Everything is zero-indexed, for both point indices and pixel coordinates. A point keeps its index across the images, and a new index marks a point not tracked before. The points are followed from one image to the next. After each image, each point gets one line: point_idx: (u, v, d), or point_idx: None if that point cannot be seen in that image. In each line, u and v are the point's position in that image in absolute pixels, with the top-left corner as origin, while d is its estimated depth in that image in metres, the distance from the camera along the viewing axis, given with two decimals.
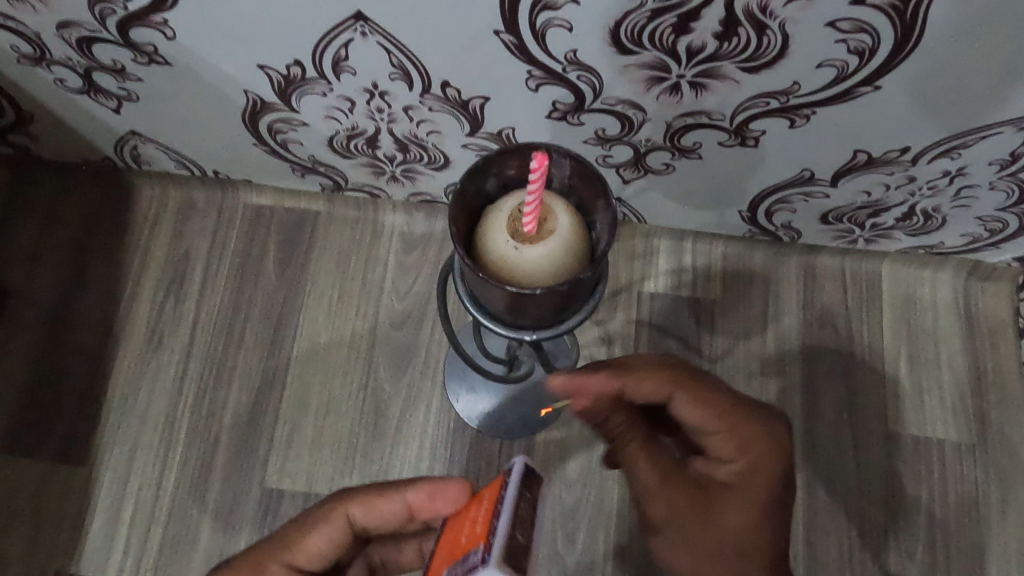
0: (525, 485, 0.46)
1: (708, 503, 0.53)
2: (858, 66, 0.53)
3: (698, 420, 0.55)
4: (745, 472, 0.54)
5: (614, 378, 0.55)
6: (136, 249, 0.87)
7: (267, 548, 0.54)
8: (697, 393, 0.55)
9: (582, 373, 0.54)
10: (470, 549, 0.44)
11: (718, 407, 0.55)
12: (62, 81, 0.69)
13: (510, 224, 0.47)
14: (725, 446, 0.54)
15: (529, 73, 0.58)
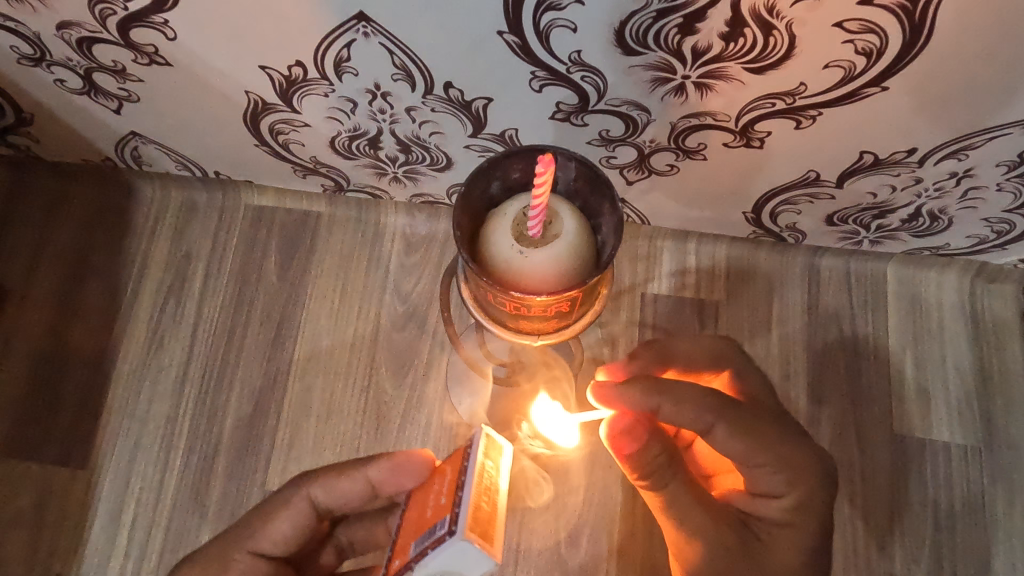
0: (487, 456, 0.48)
1: (759, 552, 0.58)
2: (865, 67, 0.52)
3: (743, 450, 0.58)
4: (796, 517, 0.59)
5: (653, 395, 0.58)
6: (137, 251, 0.87)
7: (232, 536, 0.57)
8: (737, 420, 0.58)
9: (627, 390, 0.58)
10: (436, 521, 0.45)
11: (763, 439, 0.58)
12: (63, 82, 0.69)
13: (515, 227, 0.46)
14: (777, 483, 0.58)
15: (532, 74, 0.57)
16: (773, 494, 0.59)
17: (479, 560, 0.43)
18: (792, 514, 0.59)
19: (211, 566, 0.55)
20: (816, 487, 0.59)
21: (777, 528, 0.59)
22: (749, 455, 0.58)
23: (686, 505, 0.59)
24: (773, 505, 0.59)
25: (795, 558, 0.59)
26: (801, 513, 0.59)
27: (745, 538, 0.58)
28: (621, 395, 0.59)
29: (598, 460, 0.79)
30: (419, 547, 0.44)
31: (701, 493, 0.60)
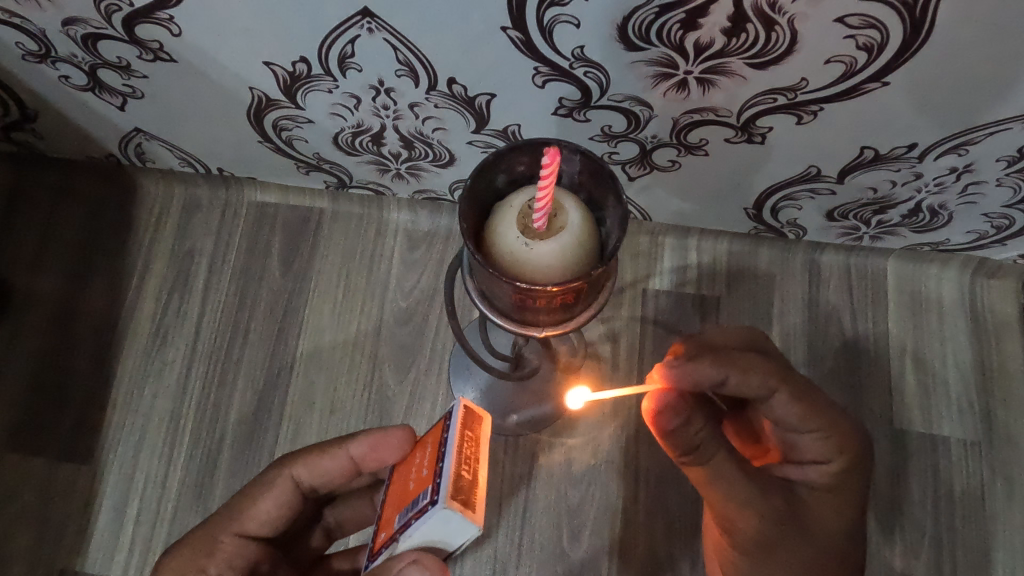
0: (467, 427, 0.46)
1: (799, 511, 0.58)
2: (866, 62, 0.52)
3: (799, 418, 0.58)
4: (838, 480, 0.59)
5: (719, 367, 0.55)
6: (140, 247, 0.87)
7: (215, 521, 0.54)
8: (798, 390, 0.57)
9: (689, 364, 0.54)
10: (419, 493, 0.44)
11: (818, 408, 0.58)
12: (67, 78, 0.69)
13: (520, 220, 0.47)
14: (827, 448, 0.58)
15: (536, 70, 0.58)
16: (819, 459, 0.59)
17: (464, 528, 0.43)
18: (837, 478, 0.59)
19: (196, 551, 0.52)
20: (857, 448, 0.59)
21: (816, 491, 0.59)
22: (804, 421, 0.58)
23: (733, 479, 0.56)
24: (819, 470, 0.59)
25: (837, 519, 0.60)
26: (843, 475, 0.59)
27: (789, 501, 0.58)
28: (684, 372, 0.55)
29: (600, 454, 0.80)
30: (404, 519, 0.44)
31: (748, 467, 0.57)
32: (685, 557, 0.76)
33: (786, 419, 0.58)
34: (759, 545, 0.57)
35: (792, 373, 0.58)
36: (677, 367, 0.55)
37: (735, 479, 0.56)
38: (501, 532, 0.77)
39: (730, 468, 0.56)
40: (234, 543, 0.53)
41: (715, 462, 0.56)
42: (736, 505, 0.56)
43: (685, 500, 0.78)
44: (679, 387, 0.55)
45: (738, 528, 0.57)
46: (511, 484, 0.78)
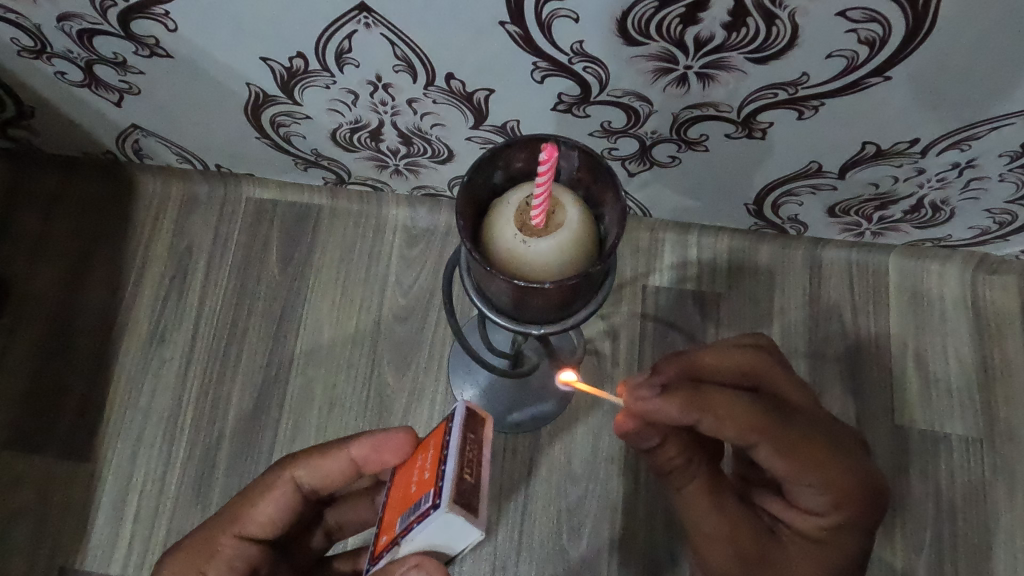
0: (470, 430, 0.45)
1: (776, 556, 0.54)
2: (868, 56, 0.52)
3: (786, 471, 0.51)
4: (827, 533, 0.53)
5: (689, 412, 0.50)
6: (138, 244, 0.87)
7: (214, 524, 0.54)
8: (782, 443, 0.51)
9: (657, 403, 0.50)
10: (420, 496, 0.44)
11: (810, 461, 0.51)
12: (63, 74, 0.69)
13: (518, 216, 0.46)
14: (820, 504, 0.52)
15: (534, 65, 0.57)
16: (812, 510, 0.53)
17: (466, 530, 0.42)
18: (827, 531, 0.53)
19: (197, 553, 0.52)
20: (858, 502, 0.53)
21: (801, 540, 0.54)
22: (791, 474, 0.51)
23: (703, 512, 0.55)
24: (808, 520, 0.54)
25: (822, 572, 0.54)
26: (836, 528, 0.53)
27: (766, 544, 0.54)
28: (650, 410, 0.50)
29: (600, 451, 0.80)
30: (405, 523, 0.44)
31: (724, 502, 0.55)
32: (685, 555, 0.76)
33: (771, 469, 0.52)
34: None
35: (783, 420, 0.51)
36: (644, 403, 0.50)
37: (708, 512, 0.54)
38: (501, 530, 0.76)
39: (704, 499, 0.55)
40: (234, 545, 0.53)
41: (688, 491, 0.55)
42: (706, 539, 0.55)
43: None
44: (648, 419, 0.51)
45: (707, 562, 0.55)
46: (511, 482, 0.78)
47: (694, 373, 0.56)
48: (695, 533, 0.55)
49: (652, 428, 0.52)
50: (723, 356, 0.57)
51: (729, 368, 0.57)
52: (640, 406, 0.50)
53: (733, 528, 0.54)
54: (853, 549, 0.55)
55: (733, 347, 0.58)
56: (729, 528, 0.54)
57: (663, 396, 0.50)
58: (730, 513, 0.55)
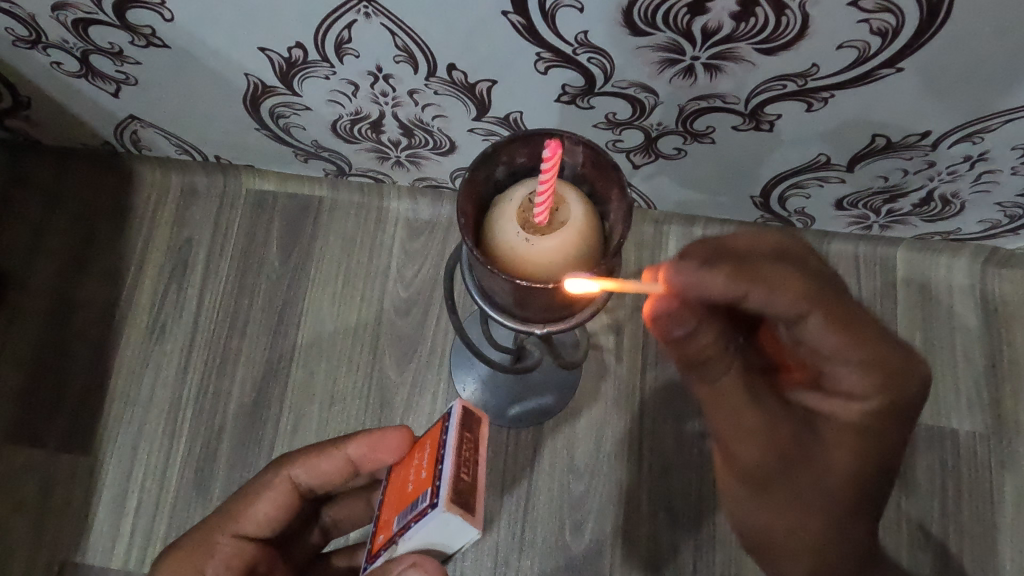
0: (467, 429, 0.45)
1: (812, 447, 0.49)
2: (880, 47, 0.51)
3: (832, 350, 0.46)
4: (872, 424, 0.47)
5: (734, 285, 0.44)
6: (137, 236, 0.86)
7: (211, 524, 0.54)
8: (835, 312, 0.45)
9: (700, 274, 0.44)
10: (417, 496, 0.43)
11: (860, 338, 0.46)
12: (59, 65, 0.68)
13: (520, 214, 0.46)
14: (866, 385, 0.46)
15: (538, 56, 0.56)
16: (852, 395, 0.47)
17: (464, 529, 0.42)
18: (872, 423, 0.47)
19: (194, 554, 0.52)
20: (907, 391, 0.47)
21: (841, 431, 0.48)
22: (839, 352, 0.46)
23: (739, 406, 0.49)
24: (851, 410, 0.48)
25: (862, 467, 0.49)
26: (882, 418, 0.47)
27: (801, 436, 0.49)
28: (690, 283, 0.45)
29: (603, 445, 0.79)
30: (402, 522, 0.43)
31: (760, 396, 0.49)
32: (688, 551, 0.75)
33: (817, 346, 0.46)
34: (759, 479, 0.50)
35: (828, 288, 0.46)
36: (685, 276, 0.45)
37: (742, 405, 0.49)
38: (503, 526, 0.76)
39: (740, 396, 0.49)
40: (232, 544, 0.52)
41: (725, 383, 0.49)
42: (741, 433, 0.49)
43: (688, 493, 0.78)
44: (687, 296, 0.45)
45: (737, 460, 0.50)
46: (513, 478, 0.78)
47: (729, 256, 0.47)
48: (727, 430, 0.49)
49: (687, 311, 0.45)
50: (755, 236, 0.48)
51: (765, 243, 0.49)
52: (676, 278, 0.45)
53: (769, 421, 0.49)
54: (896, 441, 0.49)
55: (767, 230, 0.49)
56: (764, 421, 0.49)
57: (706, 267, 0.45)
58: (766, 406, 0.49)
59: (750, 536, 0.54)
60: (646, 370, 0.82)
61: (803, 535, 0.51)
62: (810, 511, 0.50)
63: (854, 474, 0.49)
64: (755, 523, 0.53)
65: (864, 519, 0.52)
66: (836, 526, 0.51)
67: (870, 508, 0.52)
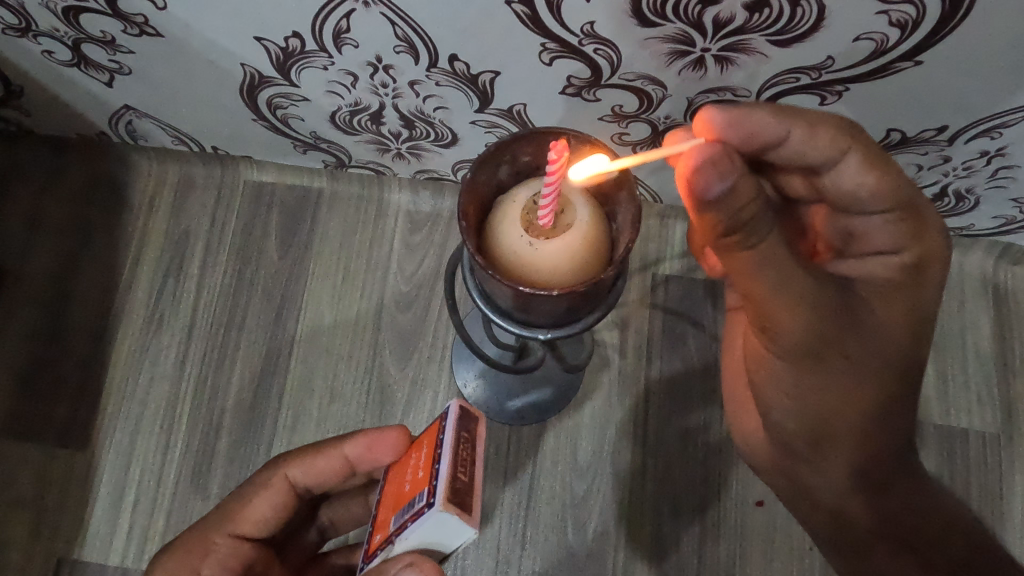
0: (464, 427, 0.43)
1: (856, 309, 0.50)
2: (899, 40, 0.49)
3: (868, 195, 0.49)
4: (905, 275, 0.51)
5: (781, 119, 0.47)
6: (134, 227, 0.85)
7: (206, 525, 0.53)
8: (873, 154, 0.48)
9: (745, 109, 0.47)
10: (414, 495, 0.42)
11: (897, 182, 0.49)
12: (51, 54, 0.66)
13: (525, 216, 0.44)
14: (898, 233, 0.50)
15: (542, 47, 0.54)
16: (886, 249, 0.51)
17: (462, 529, 0.41)
18: (904, 275, 0.51)
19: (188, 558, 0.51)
20: (933, 241, 0.51)
21: (877, 288, 0.51)
22: (876, 196, 0.49)
23: (787, 266, 0.45)
24: (884, 264, 0.51)
25: (901, 327, 0.52)
26: (912, 269, 0.51)
27: (848, 298, 0.50)
28: (738, 117, 0.47)
29: (606, 443, 0.78)
30: (399, 522, 0.42)
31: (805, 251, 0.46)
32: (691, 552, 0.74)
33: (855, 192, 0.49)
34: (808, 355, 0.48)
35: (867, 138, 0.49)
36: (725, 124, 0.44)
37: (790, 269, 0.45)
38: (504, 525, 0.75)
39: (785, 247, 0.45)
40: (229, 543, 0.51)
41: (770, 243, 0.44)
42: (790, 302, 0.46)
43: (692, 492, 0.77)
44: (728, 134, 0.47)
45: (788, 334, 0.47)
46: (514, 476, 0.77)
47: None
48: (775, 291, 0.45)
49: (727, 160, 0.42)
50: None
51: None
52: (721, 115, 0.47)
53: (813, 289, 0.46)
54: (926, 299, 0.52)
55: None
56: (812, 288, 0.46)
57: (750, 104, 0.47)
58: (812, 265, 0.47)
59: (793, 428, 0.54)
60: (651, 367, 0.81)
61: (851, 411, 0.52)
62: (855, 384, 0.51)
63: (895, 331, 0.51)
64: (804, 410, 0.52)
65: (902, 395, 0.54)
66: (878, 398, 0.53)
67: (903, 382, 0.54)
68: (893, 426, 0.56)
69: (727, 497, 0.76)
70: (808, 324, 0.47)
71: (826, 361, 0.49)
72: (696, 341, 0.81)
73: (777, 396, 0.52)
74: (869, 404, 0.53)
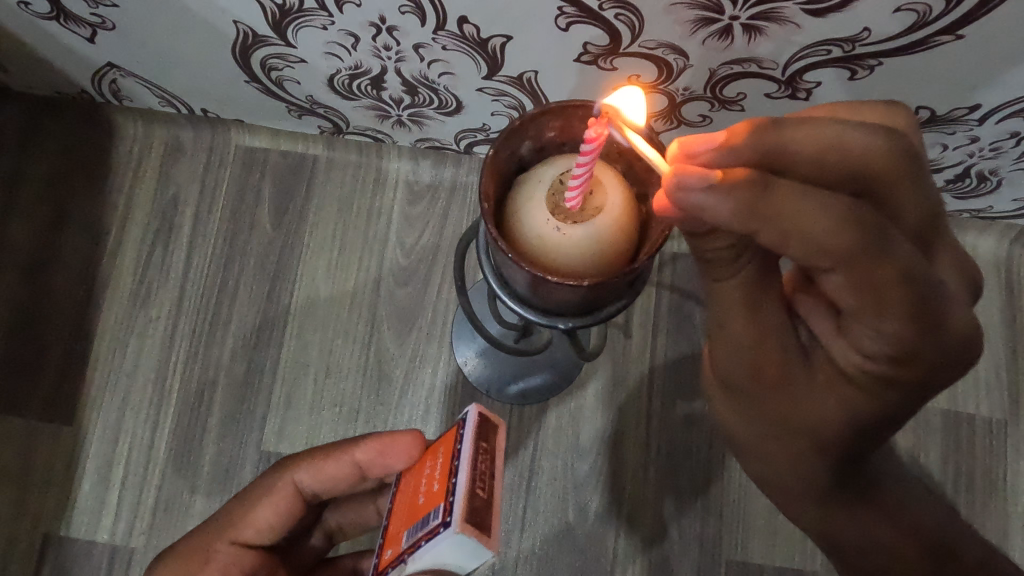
0: (482, 438, 0.41)
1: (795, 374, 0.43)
2: (942, 12, 0.46)
3: (849, 310, 0.37)
4: (866, 383, 0.40)
5: (744, 219, 0.35)
6: (119, 193, 0.81)
7: (210, 528, 0.51)
8: (863, 275, 0.35)
9: (704, 201, 0.35)
10: (429, 511, 0.40)
11: (887, 311, 0.36)
12: (27, 5, 0.62)
13: (551, 198, 0.43)
14: (873, 350, 0.38)
15: (560, 10, 0.51)
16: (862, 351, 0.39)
17: (478, 552, 0.38)
18: (870, 387, 0.40)
19: (189, 562, 0.49)
20: (924, 370, 0.38)
21: (834, 376, 0.42)
22: (858, 312, 0.37)
23: (736, 311, 0.42)
24: (852, 359, 0.40)
25: (844, 419, 0.43)
26: (883, 384, 0.40)
27: (793, 365, 0.43)
28: (694, 206, 0.36)
29: (609, 424, 0.76)
30: (411, 540, 0.40)
31: (766, 302, 0.42)
32: (692, 534, 0.74)
33: (838, 295, 0.37)
34: (732, 386, 0.45)
35: (880, 249, 0.34)
36: (688, 197, 0.36)
37: (735, 311, 0.42)
38: (503, 506, 0.73)
39: (739, 301, 0.41)
40: (230, 551, 0.50)
41: (722, 288, 0.42)
42: (721, 337, 0.43)
43: (695, 474, 0.75)
44: (690, 215, 0.37)
45: (716, 361, 0.45)
46: (515, 456, 0.75)
47: (781, 160, 0.37)
48: (716, 331, 0.44)
49: (693, 224, 0.38)
50: (837, 146, 0.35)
51: (841, 158, 0.36)
52: (682, 198, 0.36)
53: (760, 337, 0.42)
54: (895, 411, 0.42)
55: (856, 130, 0.35)
56: (753, 336, 0.42)
57: (716, 194, 0.35)
58: (764, 320, 0.42)
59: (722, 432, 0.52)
60: (658, 347, 0.79)
61: (770, 453, 0.48)
62: (777, 438, 0.46)
63: (832, 425, 0.43)
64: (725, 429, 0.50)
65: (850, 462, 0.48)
66: (804, 460, 0.47)
67: (853, 455, 0.47)
68: (838, 481, 0.50)
69: (731, 480, 0.75)
70: (734, 364, 0.43)
71: (747, 403, 0.45)
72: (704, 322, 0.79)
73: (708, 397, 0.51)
74: (796, 459, 0.47)
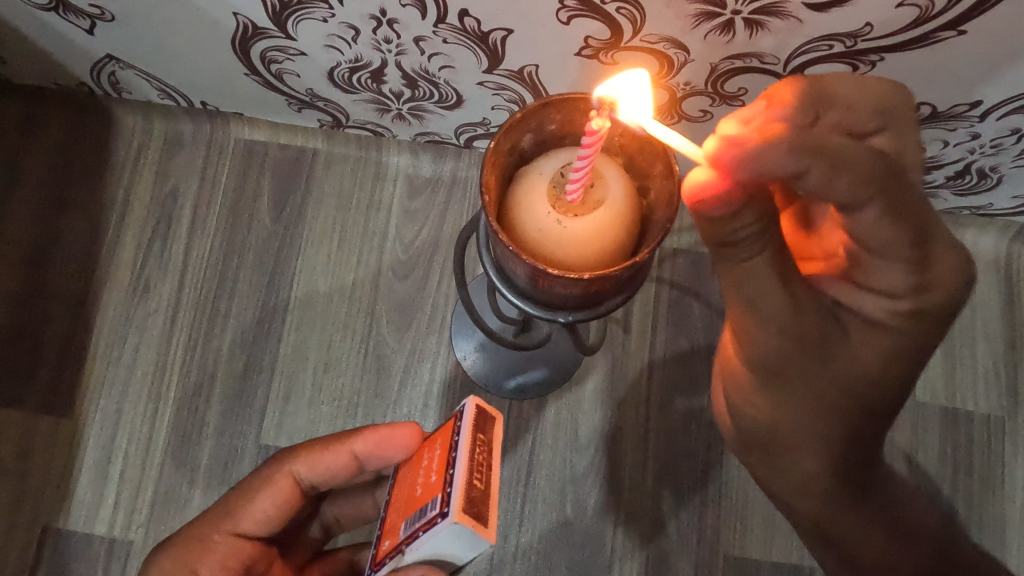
0: (479, 430, 0.41)
1: (833, 339, 0.43)
2: (944, 7, 0.46)
3: (884, 254, 0.38)
4: (900, 322, 0.42)
5: (800, 159, 0.34)
6: (118, 186, 0.81)
7: (207, 520, 0.51)
8: (901, 204, 0.36)
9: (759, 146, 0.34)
10: (426, 502, 0.40)
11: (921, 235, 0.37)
12: None
13: (552, 190, 0.42)
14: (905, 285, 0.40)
15: (561, 4, 0.50)
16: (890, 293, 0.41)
17: (474, 542, 0.38)
18: (904, 324, 0.42)
19: (187, 554, 0.49)
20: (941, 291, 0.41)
21: (869, 327, 0.43)
22: (890, 250, 0.38)
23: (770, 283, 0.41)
24: (881, 305, 0.42)
25: (884, 362, 0.44)
26: (915, 318, 0.42)
27: (829, 332, 0.43)
28: (748, 158, 0.34)
29: (608, 419, 0.76)
30: (409, 530, 0.40)
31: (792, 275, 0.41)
32: (690, 528, 0.74)
33: (871, 242, 0.38)
34: (773, 371, 0.45)
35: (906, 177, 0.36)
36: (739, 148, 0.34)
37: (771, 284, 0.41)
38: (502, 500, 0.73)
39: (771, 276, 0.40)
40: (229, 542, 0.50)
41: (751, 266, 0.41)
42: (757, 316, 0.42)
43: (694, 469, 0.75)
44: (739, 174, 0.35)
45: (753, 347, 0.44)
46: (514, 450, 0.75)
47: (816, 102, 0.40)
48: (749, 313, 0.42)
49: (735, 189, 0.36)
50: (858, 87, 0.41)
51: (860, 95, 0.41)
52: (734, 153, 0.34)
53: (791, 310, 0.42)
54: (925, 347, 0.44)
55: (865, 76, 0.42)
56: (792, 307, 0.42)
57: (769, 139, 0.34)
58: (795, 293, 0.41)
59: (754, 432, 0.51)
60: (657, 343, 0.79)
61: (812, 429, 0.48)
62: (823, 405, 0.47)
63: (872, 372, 0.45)
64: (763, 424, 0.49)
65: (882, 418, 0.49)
66: (848, 420, 0.48)
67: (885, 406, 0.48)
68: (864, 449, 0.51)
69: (729, 476, 0.75)
70: (773, 343, 0.43)
71: (791, 379, 0.45)
72: (703, 318, 0.79)
73: (735, 398, 0.49)
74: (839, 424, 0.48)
